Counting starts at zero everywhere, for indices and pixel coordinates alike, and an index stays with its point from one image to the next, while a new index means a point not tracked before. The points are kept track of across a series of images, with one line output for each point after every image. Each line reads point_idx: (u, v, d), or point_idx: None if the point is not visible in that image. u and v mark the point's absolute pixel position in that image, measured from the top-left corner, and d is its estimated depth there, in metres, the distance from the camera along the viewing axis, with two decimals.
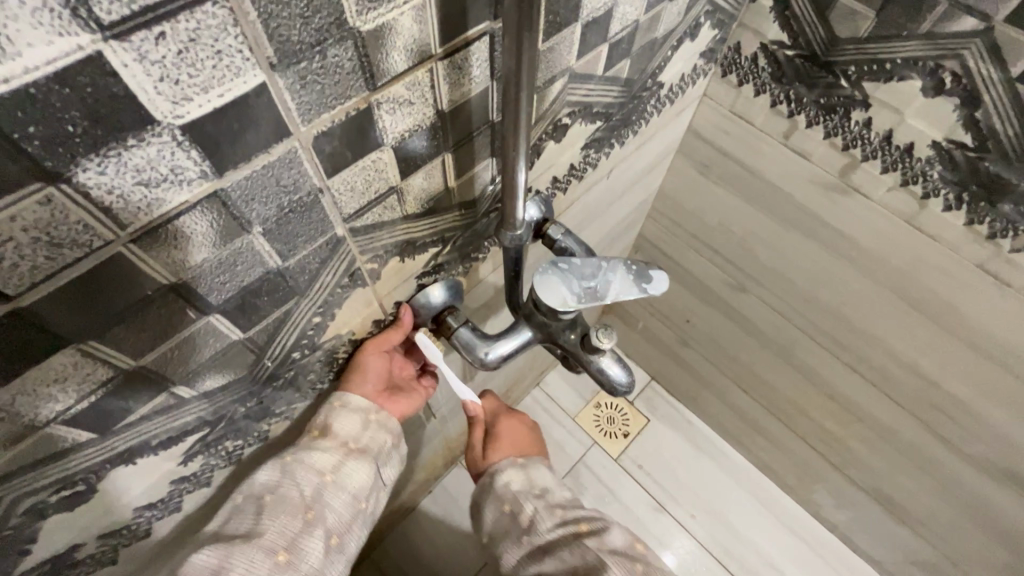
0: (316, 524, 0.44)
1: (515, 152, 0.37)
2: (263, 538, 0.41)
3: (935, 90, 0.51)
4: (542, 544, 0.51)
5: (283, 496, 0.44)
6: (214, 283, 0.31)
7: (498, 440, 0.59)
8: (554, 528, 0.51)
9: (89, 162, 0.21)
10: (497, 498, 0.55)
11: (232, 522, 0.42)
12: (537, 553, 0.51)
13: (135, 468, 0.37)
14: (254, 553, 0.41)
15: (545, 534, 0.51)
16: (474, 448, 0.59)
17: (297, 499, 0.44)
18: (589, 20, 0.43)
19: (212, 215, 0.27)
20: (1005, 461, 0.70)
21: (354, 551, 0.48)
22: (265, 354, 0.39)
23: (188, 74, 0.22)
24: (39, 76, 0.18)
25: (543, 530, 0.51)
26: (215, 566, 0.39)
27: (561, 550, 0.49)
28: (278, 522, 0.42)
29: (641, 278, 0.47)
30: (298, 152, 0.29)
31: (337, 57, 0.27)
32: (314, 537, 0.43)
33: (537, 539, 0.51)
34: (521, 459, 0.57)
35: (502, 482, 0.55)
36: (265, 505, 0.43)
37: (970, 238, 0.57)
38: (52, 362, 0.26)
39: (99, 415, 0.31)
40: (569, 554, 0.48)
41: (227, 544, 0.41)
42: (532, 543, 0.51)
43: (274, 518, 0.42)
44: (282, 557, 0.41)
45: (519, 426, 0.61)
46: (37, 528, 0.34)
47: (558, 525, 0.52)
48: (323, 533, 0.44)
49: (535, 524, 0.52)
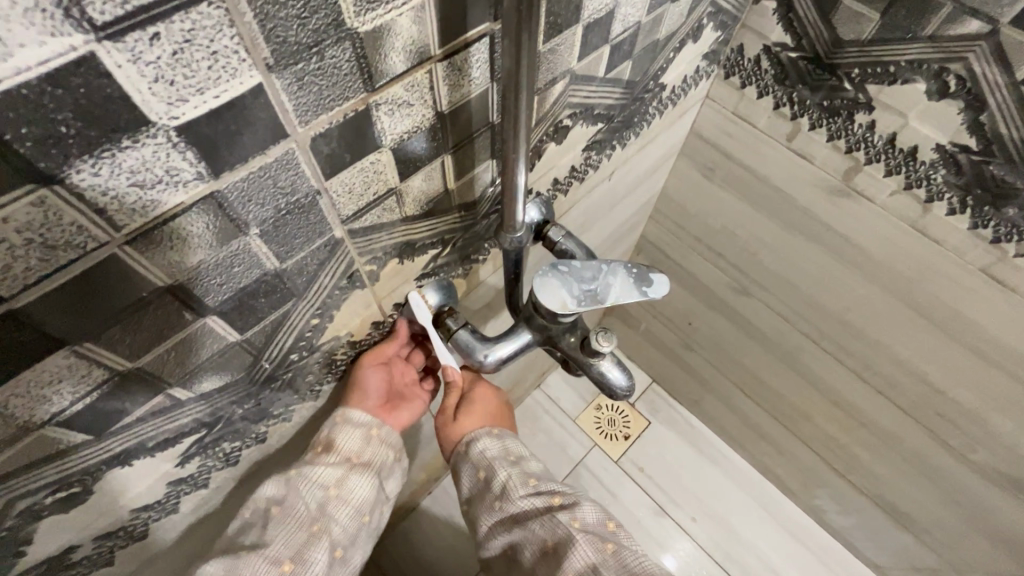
0: (321, 536, 0.44)
1: (515, 154, 0.37)
2: (268, 549, 0.41)
3: (939, 93, 0.51)
4: (516, 513, 0.50)
5: (289, 508, 0.44)
6: (210, 285, 0.30)
7: (472, 405, 0.56)
8: (529, 497, 0.50)
9: (82, 163, 0.21)
10: (472, 463, 0.54)
11: (243, 534, 0.43)
12: (510, 522, 0.50)
13: (131, 470, 0.37)
14: (260, 564, 0.40)
15: (519, 504, 0.50)
16: (444, 411, 0.57)
17: (303, 513, 0.44)
18: (591, 21, 0.43)
19: (209, 217, 0.27)
20: (1008, 467, 0.69)
21: (356, 563, 0.48)
22: (262, 355, 0.39)
23: (183, 75, 0.22)
24: (32, 77, 0.18)
25: (517, 499, 0.50)
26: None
27: (533, 524, 0.48)
28: (284, 534, 0.42)
29: (641, 281, 0.46)
30: (296, 154, 0.29)
31: (335, 58, 0.26)
32: (318, 549, 0.43)
33: (509, 507, 0.50)
34: (496, 429, 0.55)
35: (477, 449, 0.54)
36: (271, 517, 0.43)
37: (974, 242, 0.56)
38: (45, 364, 0.26)
39: (95, 417, 0.31)
40: (541, 530, 0.48)
41: (234, 556, 0.40)
42: (506, 512, 0.50)
43: (280, 529, 0.43)
44: (287, 567, 0.41)
45: (494, 397, 0.58)
46: (33, 529, 0.34)
47: (533, 495, 0.50)
48: (328, 545, 0.44)
49: (509, 493, 0.51)
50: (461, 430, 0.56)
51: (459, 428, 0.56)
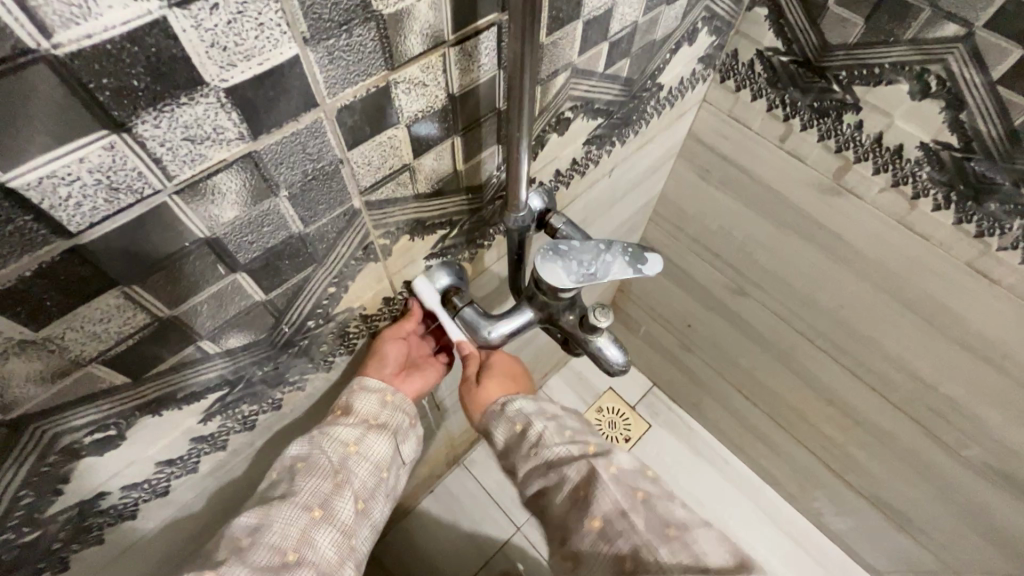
0: (343, 487, 0.47)
1: (519, 136, 0.40)
2: (298, 497, 0.44)
3: (921, 93, 0.54)
4: (550, 459, 0.50)
5: (314, 463, 0.46)
6: (242, 241, 0.34)
7: (493, 369, 0.59)
8: (565, 444, 0.50)
9: (147, 115, 0.24)
10: (507, 419, 0.54)
11: (273, 489, 0.46)
12: (545, 467, 0.50)
13: (160, 421, 0.40)
14: (292, 511, 0.43)
15: (554, 450, 0.50)
16: (466, 381, 0.59)
17: (326, 465, 0.47)
18: (591, 18, 0.46)
19: (246, 174, 0.30)
20: (1000, 461, 0.71)
21: (379, 517, 0.51)
22: (283, 318, 0.42)
23: (234, 42, 0.25)
24: (115, 35, 0.22)
25: (553, 445, 0.50)
26: (254, 526, 0.42)
27: (567, 469, 0.49)
28: (311, 483, 0.45)
29: (636, 260, 0.49)
30: (323, 123, 0.32)
31: (361, 36, 0.30)
32: (343, 498, 0.46)
33: (546, 453, 0.50)
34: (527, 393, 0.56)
35: (513, 406, 0.54)
36: (297, 471, 0.46)
37: (960, 236, 0.59)
38: (99, 301, 0.29)
39: (135, 361, 0.34)
40: (574, 475, 0.48)
41: (266, 506, 0.44)
42: (541, 457, 0.50)
43: (306, 480, 0.45)
44: (317, 513, 0.44)
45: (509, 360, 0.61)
46: (71, 468, 0.37)
47: (569, 442, 0.51)
48: (350, 496, 0.47)
49: (545, 440, 0.51)
50: (488, 397, 0.56)
51: (486, 395, 0.57)
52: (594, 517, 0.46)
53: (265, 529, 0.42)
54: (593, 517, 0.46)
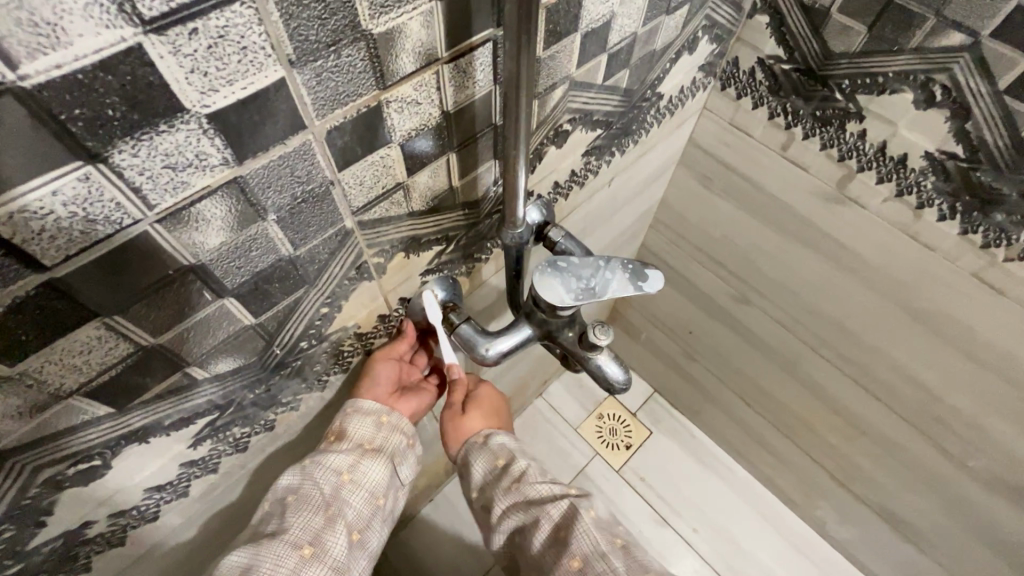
0: (336, 520, 0.46)
1: (516, 152, 0.39)
2: (288, 534, 0.43)
3: (926, 102, 0.53)
4: (532, 496, 0.49)
5: (305, 495, 0.46)
6: (229, 267, 0.33)
7: (478, 404, 0.56)
8: (547, 484, 0.50)
9: (124, 144, 0.23)
10: (491, 451, 0.53)
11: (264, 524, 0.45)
12: (525, 504, 0.49)
13: (147, 448, 0.39)
14: (281, 549, 0.42)
15: (537, 488, 0.50)
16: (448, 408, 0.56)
17: (318, 497, 0.46)
18: (589, 29, 0.45)
19: (231, 200, 0.29)
20: (1008, 473, 0.69)
21: (375, 547, 0.50)
22: (274, 340, 0.41)
23: (215, 67, 0.24)
24: (89, 63, 0.21)
25: (534, 483, 0.50)
26: (246, 564, 0.41)
27: (548, 506, 0.48)
28: (301, 518, 0.44)
29: (637, 276, 0.48)
30: (312, 145, 0.31)
31: (350, 56, 0.29)
32: (336, 532, 0.45)
33: (528, 489, 0.50)
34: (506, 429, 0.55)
35: (497, 440, 0.53)
36: (289, 504, 0.45)
37: (966, 247, 0.58)
38: (78, 333, 0.28)
39: (118, 390, 0.33)
40: (556, 513, 0.48)
41: (256, 543, 0.43)
42: (522, 493, 0.50)
43: (297, 515, 0.44)
44: (307, 551, 0.43)
45: (496, 397, 0.59)
46: (54, 499, 0.36)
47: (549, 483, 0.50)
48: (344, 529, 0.46)
49: (527, 477, 0.50)
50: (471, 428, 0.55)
51: (469, 426, 0.55)
52: (572, 555, 0.45)
53: (253, 569, 0.41)
54: (573, 556, 0.45)
